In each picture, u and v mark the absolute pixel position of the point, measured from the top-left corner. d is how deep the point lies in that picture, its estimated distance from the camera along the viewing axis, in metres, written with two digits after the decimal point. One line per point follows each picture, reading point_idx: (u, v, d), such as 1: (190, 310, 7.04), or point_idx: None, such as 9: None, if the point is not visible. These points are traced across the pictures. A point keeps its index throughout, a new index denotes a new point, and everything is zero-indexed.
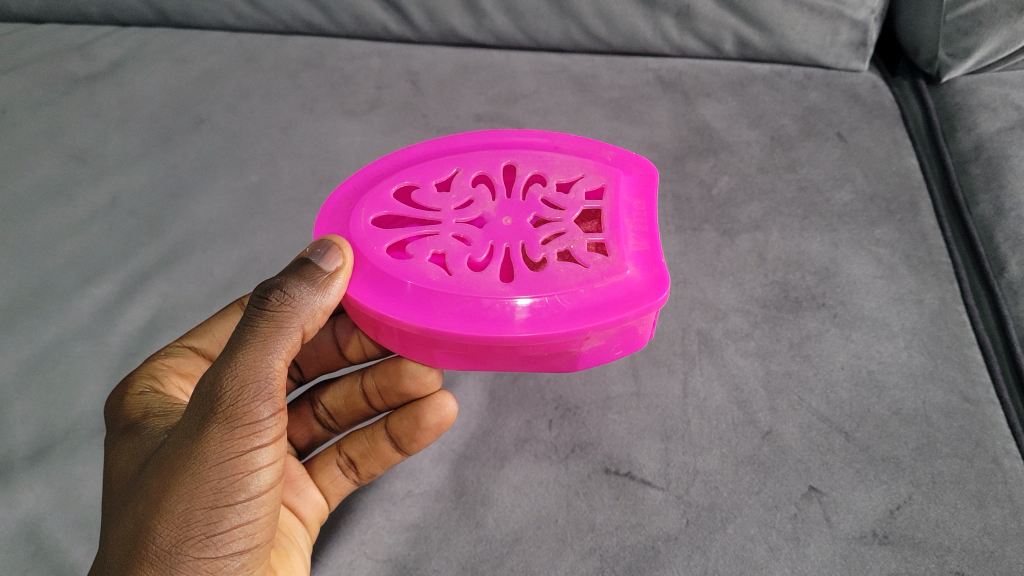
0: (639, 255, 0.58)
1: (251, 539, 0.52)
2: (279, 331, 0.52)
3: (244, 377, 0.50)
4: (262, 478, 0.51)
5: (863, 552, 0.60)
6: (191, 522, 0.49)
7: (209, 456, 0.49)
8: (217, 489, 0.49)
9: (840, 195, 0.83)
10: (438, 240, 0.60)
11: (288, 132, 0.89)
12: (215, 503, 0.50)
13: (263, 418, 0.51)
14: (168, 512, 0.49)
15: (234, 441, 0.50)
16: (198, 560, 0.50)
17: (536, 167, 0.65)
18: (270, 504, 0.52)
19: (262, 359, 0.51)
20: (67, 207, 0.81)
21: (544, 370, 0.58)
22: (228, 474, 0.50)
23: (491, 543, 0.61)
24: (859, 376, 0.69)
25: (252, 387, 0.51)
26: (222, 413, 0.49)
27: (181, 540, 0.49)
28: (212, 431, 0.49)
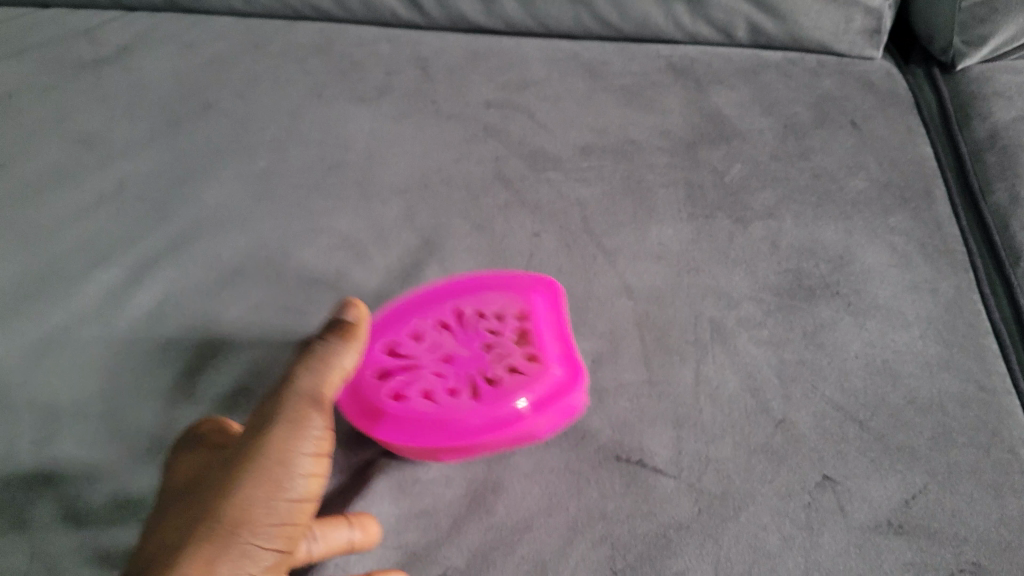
0: (561, 357, 0.66)
1: (291, 541, 0.55)
2: (345, 342, 0.61)
3: (316, 374, 0.59)
4: (308, 479, 0.56)
5: (877, 541, 0.60)
6: (248, 510, 0.53)
7: (273, 445, 0.55)
8: (273, 479, 0.55)
9: (854, 183, 0.82)
10: (407, 386, 0.65)
11: (296, 118, 0.88)
12: (270, 492, 0.54)
13: (316, 424, 0.57)
14: (227, 498, 0.53)
15: (293, 437, 0.56)
16: (243, 550, 0.53)
17: (480, 307, 0.70)
18: (312, 511, 0.56)
19: (330, 363, 0.59)
20: (73, 192, 0.81)
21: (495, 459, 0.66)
22: (282, 467, 0.55)
23: (502, 530, 0.60)
24: (873, 364, 0.69)
25: (323, 387, 0.59)
26: (289, 409, 0.57)
27: (222, 525, 0.53)
28: (278, 424, 0.56)
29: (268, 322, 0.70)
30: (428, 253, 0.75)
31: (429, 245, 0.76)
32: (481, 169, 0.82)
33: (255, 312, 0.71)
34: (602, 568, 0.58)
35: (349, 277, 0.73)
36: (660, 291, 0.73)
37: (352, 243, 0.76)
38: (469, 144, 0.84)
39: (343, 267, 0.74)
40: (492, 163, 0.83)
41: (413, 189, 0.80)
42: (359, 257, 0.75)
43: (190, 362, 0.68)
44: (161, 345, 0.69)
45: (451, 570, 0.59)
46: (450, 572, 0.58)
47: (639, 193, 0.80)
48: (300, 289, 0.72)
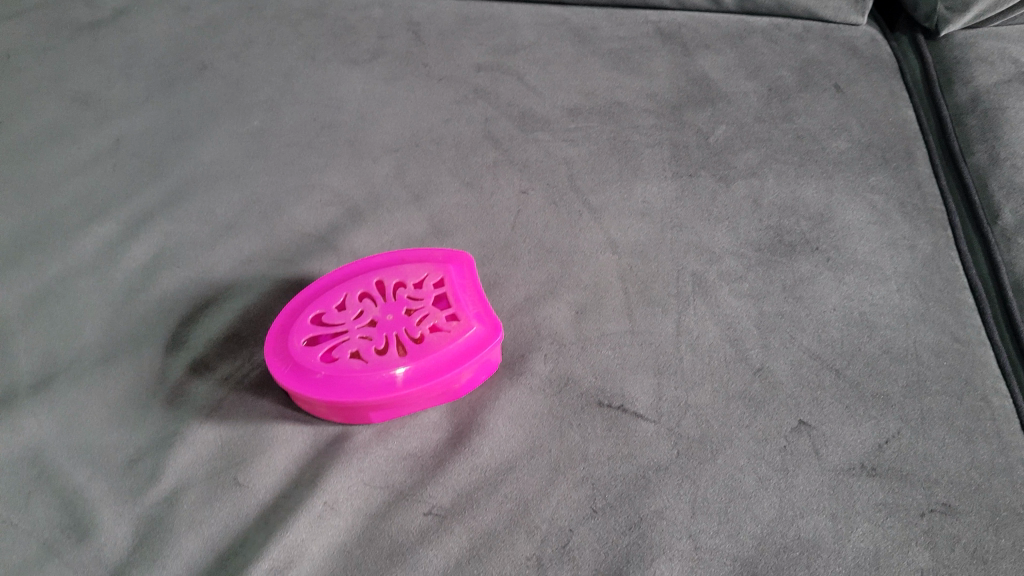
0: (479, 315, 0.66)
1: None
2: None
3: None
4: None
5: (851, 483, 0.61)
6: None
7: None
8: None
9: (836, 143, 0.83)
10: (336, 345, 0.64)
11: (290, 79, 0.89)
12: None
13: None
14: None
15: None
16: None
17: (399, 276, 0.68)
18: None
19: None
20: (70, 149, 0.82)
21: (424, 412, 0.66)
22: None
23: (486, 471, 0.62)
24: (851, 316, 0.71)
25: None
26: None
27: None
28: None
29: (261, 273, 0.72)
30: (418, 207, 0.77)
31: (419, 200, 0.78)
32: (471, 130, 0.84)
33: (248, 264, 0.73)
34: (583, 507, 0.60)
35: (340, 231, 0.75)
36: (643, 246, 0.75)
37: (344, 199, 0.78)
38: (460, 106, 0.86)
39: (334, 222, 0.76)
40: (481, 124, 0.85)
41: (404, 148, 0.82)
42: (350, 213, 0.77)
43: (186, 312, 0.70)
44: (157, 295, 0.71)
45: (437, 508, 0.60)
46: (436, 509, 0.60)
47: (625, 152, 0.82)
48: (293, 243, 0.75)
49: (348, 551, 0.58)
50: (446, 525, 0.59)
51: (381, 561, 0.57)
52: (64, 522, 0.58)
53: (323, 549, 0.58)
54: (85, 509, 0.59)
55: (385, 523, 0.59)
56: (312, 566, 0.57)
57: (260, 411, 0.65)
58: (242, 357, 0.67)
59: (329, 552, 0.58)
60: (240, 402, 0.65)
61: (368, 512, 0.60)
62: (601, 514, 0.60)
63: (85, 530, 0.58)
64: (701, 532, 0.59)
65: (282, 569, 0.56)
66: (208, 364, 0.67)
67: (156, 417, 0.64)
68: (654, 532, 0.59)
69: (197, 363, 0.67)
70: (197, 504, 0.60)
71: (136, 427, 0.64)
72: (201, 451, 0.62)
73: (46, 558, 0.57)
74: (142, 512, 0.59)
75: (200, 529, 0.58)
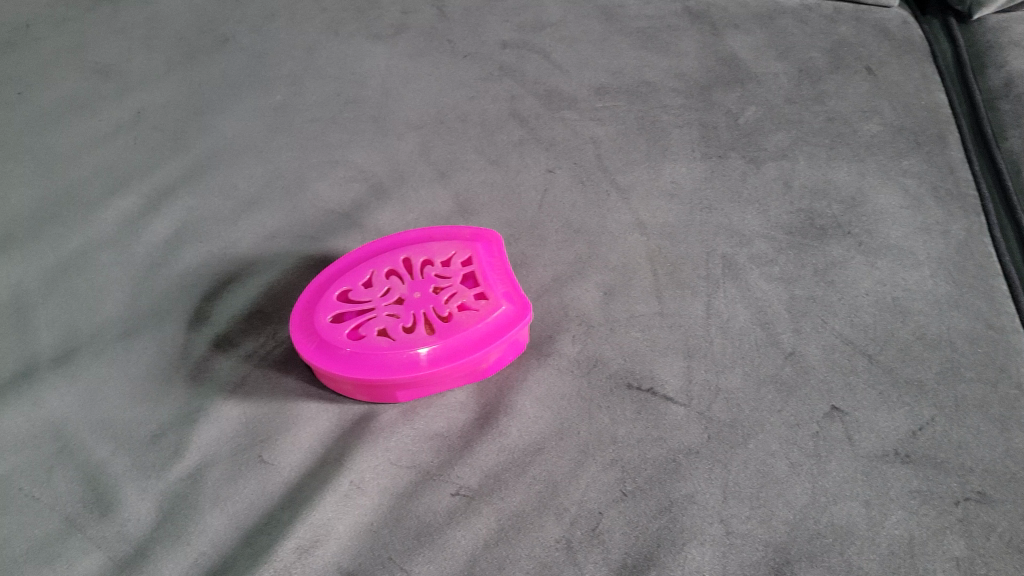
0: (508, 295, 0.64)
1: None
2: None
3: None
4: None
5: (884, 470, 0.60)
6: None
7: None
8: None
9: (868, 126, 0.82)
10: (363, 322, 0.63)
11: (313, 54, 0.88)
12: None
13: None
14: None
15: None
16: None
17: (426, 254, 0.67)
18: None
19: None
20: (91, 120, 0.81)
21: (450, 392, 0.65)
22: None
23: (514, 452, 0.61)
24: (884, 301, 0.69)
25: None
26: None
27: None
28: None
29: (284, 249, 0.72)
30: (443, 185, 0.76)
31: (444, 178, 0.77)
32: (496, 107, 0.83)
33: (272, 240, 0.72)
34: (612, 490, 0.59)
35: (365, 208, 0.74)
36: (672, 228, 0.74)
37: (368, 176, 0.77)
38: (485, 83, 0.85)
39: (359, 199, 0.75)
40: (507, 102, 0.84)
41: (429, 125, 0.81)
42: (374, 190, 0.76)
43: (209, 287, 0.69)
44: (180, 270, 0.70)
45: (465, 488, 0.59)
46: (464, 489, 0.59)
47: (654, 132, 0.81)
48: (317, 219, 0.74)
49: (375, 530, 0.57)
50: (474, 506, 0.58)
51: (409, 541, 0.56)
52: (87, 497, 0.58)
53: (349, 529, 0.57)
54: (108, 484, 0.58)
55: (412, 503, 0.58)
56: (338, 545, 0.56)
57: (285, 388, 0.64)
58: (266, 334, 0.67)
59: (355, 532, 0.57)
60: (264, 379, 0.64)
61: (394, 492, 0.59)
62: (631, 497, 0.59)
63: (108, 505, 0.57)
64: (733, 517, 0.58)
65: (308, 548, 0.55)
66: (231, 340, 0.66)
67: (179, 392, 0.63)
68: (684, 516, 0.57)
69: (220, 339, 0.66)
70: (221, 481, 0.59)
71: (159, 402, 0.63)
72: (225, 427, 0.61)
73: (68, 532, 0.56)
74: (165, 488, 0.58)
75: (225, 506, 0.57)
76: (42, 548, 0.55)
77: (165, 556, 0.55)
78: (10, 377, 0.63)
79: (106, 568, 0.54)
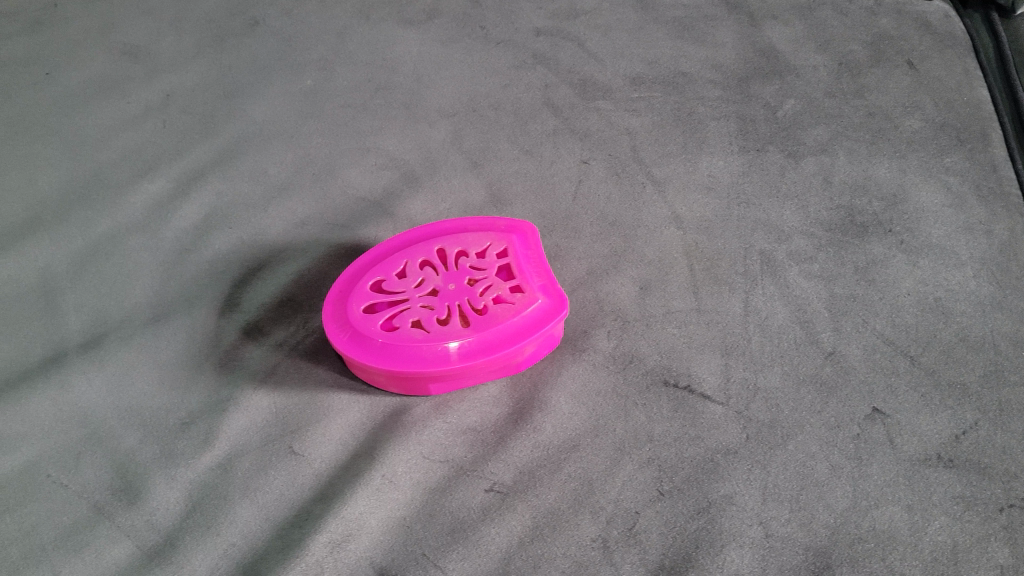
0: (544, 288, 0.63)
1: None
2: None
3: None
4: None
5: (926, 474, 0.58)
6: None
7: None
8: None
9: (909, 122, 0.81)
10: (397, 313, 0.62)
11: (343, 38, 0.88)
12: None
13: None
14: None
15: None
16: None
17: (460, 245, 0.66)
18: None
19: None
20: (120, 103, 0.81)
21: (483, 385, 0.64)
22: None
23: (548, 449, 0.60)
24: (926, 302, 0.68)
25: None
26: None
27: None
28: None
29: (314, 237, 0.71)
30: (476, 174, 0.75)
31: (477, 167, 0.76)
32: (530, 97, 0.83)
33: (302, 227, 0.71)
34: (649, 489, 0.57)
35: (396, 196, 0.74)
36: (708, 222, 0.73)
37: (400, 163, 0.76)
38: (519, 71, 0.85)
39: (390, 186, 0.74)
40: (541, 90, 0.83)
41: (462, 113, 0.81)
42: (406, 178, 0.75)
43: (238, 275, 0.68)
44: (209, 256, 0.70)
45: (499, 485, 0.58)
46: (498, 486, 0.58)
47: (690, 124, 0.80)
48: (348, 207, 0.73)
49: (409, 525, 0.56)
50: (509, 503, 0.57)
51: (444, 538, 0.55)
52: (115, 485, 0.57)
53: (382, 523, 0.56)
54: (137, 472, 0.57)
55: (445, 499, 0.57)
56: (371, 540, 0.55)
57: (316, 379, 0.63)
58: (296, 323, 0.66)
59: (388, 527, 0.55)
60: (295, 368, 0.63)
61: (427, 487, 0.58)
62: (669, 496, 0.57)
63: (136, 494, 0.56)
64: (773, 520, 0.56)
65: (340, 542, 0.54)
66: (262, 328, 0.65)
67: (208, 380, 0.62)
68: (723, 517, 0.56)
69: (250, 327, 0.65)
70: (252, 471, 0.58)
71: (188, 389, 0.62)
72: (255, 417, 0.61)
73: (97, 521, 0.55)
74: (196, 478, 0.57)
75: (255, 497, 0.56)
76: (70, 536, 0.54)
77: (195, 548, 0.54)
78: (38, 362, 0.63)
79: (134, 557, 0.53)
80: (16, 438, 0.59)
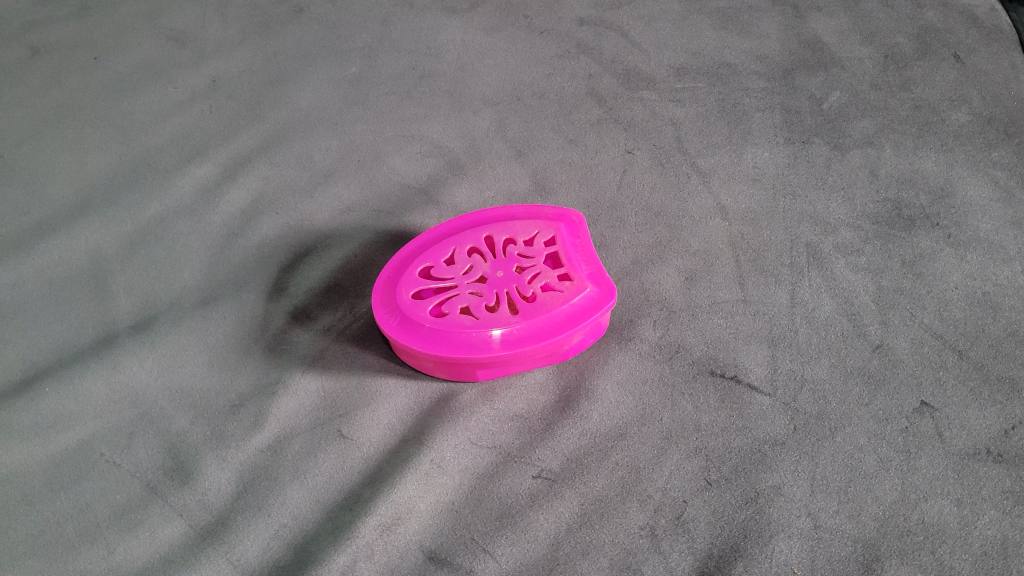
0: (592, 276, 0.63)
1: None
2: None
3: None
4: None
5: (976, 468, 0.56)
6: None
7: None
8: None
9: (956, 116, 0.81)
10: (446, 299, 0.62)
11: (387, 26, 0.94)
12: None
13: None
14: None
15: None
16: None
17: (508, 233, 0.66)
18: None
19: None
20: (167, 88, 0.87)
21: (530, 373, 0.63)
22: None
23: (596, 436, 0.58)
24: (973, 296, 0.66)
25: None
26: None
27: None
28: None
29: (360, 222, 0.73)
30: (521, 163, 0.78)
31: (522, 156, 0.79)
32: (574, 86, 0.86)
33: (348, 213, 0.74)
34: (696, 478, 0.55)
35: (441, 183, 0.76)
36: (755, 213, 0.73)
37: (445, 151, 0.79)
38: (562, 60, 0.89)
39: (434, 174, 0.77)
40: (585, 80, 0.87)
41: (506, 102, 0.85)
42: (450, 165, 0.78)
43: (285, 260, 0.70)
44: (255, 242, 0.72)
45: (547, 471, 0.56)
46: (546, 472, 0.56)
47: (734, 115, 0.82)
48: (394, 193, 0.75)
49: (457, 511, 0.54)
50: (556, 490, 0.55)
51: (491, 523, 0.53)
52: (167, 465, 0.57)
53: (430, 507, 0.54)
54: (188, 452, 0.58)
55: (493, 485, 0.56)
56: (419, 524, 0.53)
57: (363, 364, 0.63)
58: (344, 309, 0.66)
59: (437, 511, 0.54)
60: (342, 353, 0.63)
61: (475, 472, 0.56)
62: (716, 486, 0.55)
63: (188, 474, 0.56)
64: (822, 511, 0.53)
65: (390, 525, 0.53)
66: (309, 313, 0.66)
67: (257, 363, 0.63)
68: (772, 508, 0.53)
69: (298, 312, 0.66)
70: (301, 454, 0.57)
71: (237, 371, 0.62)
72: (304, 401, 0.61)
73: (150, 499, 0.55)
74: (246, 460, 0.57)
75: (305, 480, 0.56)
76: (124, 514, 0.54)
77: (246, 528, 0.53)
78: (91, 342, 0.65)
79: (187, 537, 0.53)
80: (69, 417, 0.60)
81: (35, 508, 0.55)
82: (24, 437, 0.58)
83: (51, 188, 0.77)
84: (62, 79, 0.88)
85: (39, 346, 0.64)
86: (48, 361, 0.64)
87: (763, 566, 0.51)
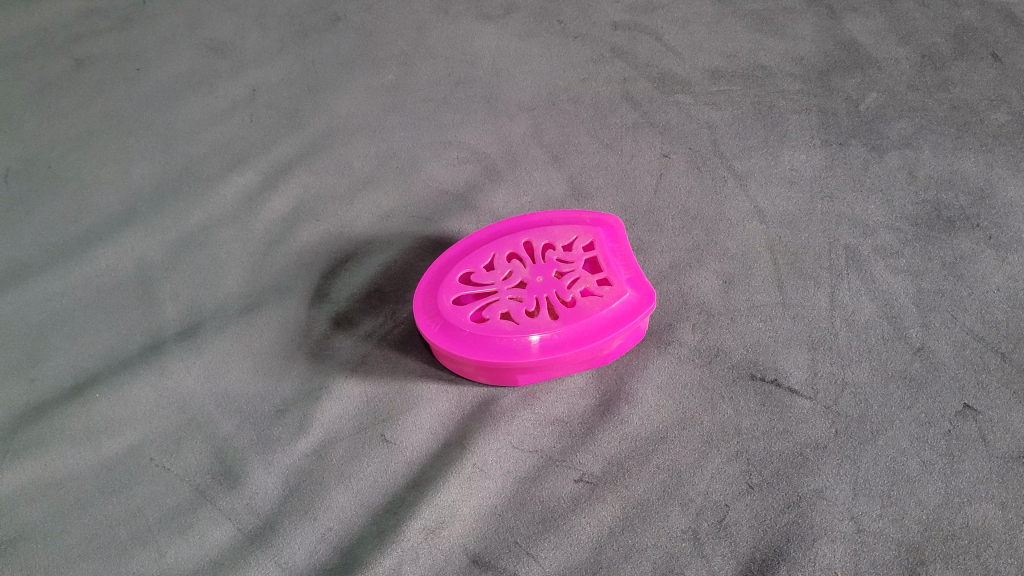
0: (631, 280, 0.63)
1: None
2: None
3: None
4: None
5: (1021, 472, 0.55)
6: None
7: None
8: None
9: (995, 116, 0.80)
10: (488, 305, 0.62)
11: (423, 33, 0.96)
12: None
13: None
14: None
15: None
16: None
17: (547, 239, 0.67)
18: None
19: None
20: (209, 97, 0.89)
21: (570, 377, 0.63)
22: None
23: (637, 440, 0.59)
24: (1017, 297, 0.65)
25: None
26: None
27: None
28: None
29: (398, 228, 0.74)
30: (557, 168, 0.79)
31: (557, 161, 0.79)
32: (609, 90, 0.87)
33: (387, 220, 0.75)
34: (737, 482, 0.55)
35: (478, 190, 0.77)
36: (793, 216, 0.73)
37: (482, 157, 0.80)
38: (597, 65, 0.90)
39: (472, 179, 0.78)
40: (619, 84, 0.88)
41: (541, 107, 0.85)
42: (487, 171, 0.79)
43: (327, 266, 0.71)
44: (296, 248, 0.73)
45: (588, 475, 0.57)
46: (587, 476, 0.57)
47: (770, 117, 0.82)
48: (432, 200, 0.76)
49: (500, 514, 0.55)
50: (598, 493, 0.55)
51: (534, 527, 0.54)
52: (215, 469, 0.58)
53: (474, 511, 0.55)
54: (236, 456, 0.59)
55: (534, 488, 0.56)
56: (463, 527, 0.54)
57: (404, 368, 0.64)
58: (384, 314, 0.67)
59: (479, 514, 0.55)
60: (384, 358, 0.64)
61: (516, 475, 0.57)
62: (758, 490, 0.55)
63: (236, 478, 0.57)
64: (865, 515, 0.53)
65: (434, 528, 0.54)
66: (351, 319, 0.67)
67: (301, 368, 0.64)
68: (814, 512, 0.53)
69: (340, 318, 0.67)
70: (345, 459, 0.58)
71: (282, 376, 0.63)
72: (347, 406, 0.61)
73: (200, 504, 0.56)
74: (291, 464, 0.58)
75: (350, 484, 0.57)
76: (174, 518, 0.55)
77: (293, 532, 0.54)
78: (139, 349, 0.66)
79: (236, 539, 0.54)
80: (120, 422, 0.61)
81: (88, 511, 0.56)
82: (76, 442, 0.60)
83: (98, 198, 0.79)
84: (108, 91, 0.91)
85: (89, 353, 0.66)
86: (97, 367, 0.65)
87: (806, 569, 0.50)
